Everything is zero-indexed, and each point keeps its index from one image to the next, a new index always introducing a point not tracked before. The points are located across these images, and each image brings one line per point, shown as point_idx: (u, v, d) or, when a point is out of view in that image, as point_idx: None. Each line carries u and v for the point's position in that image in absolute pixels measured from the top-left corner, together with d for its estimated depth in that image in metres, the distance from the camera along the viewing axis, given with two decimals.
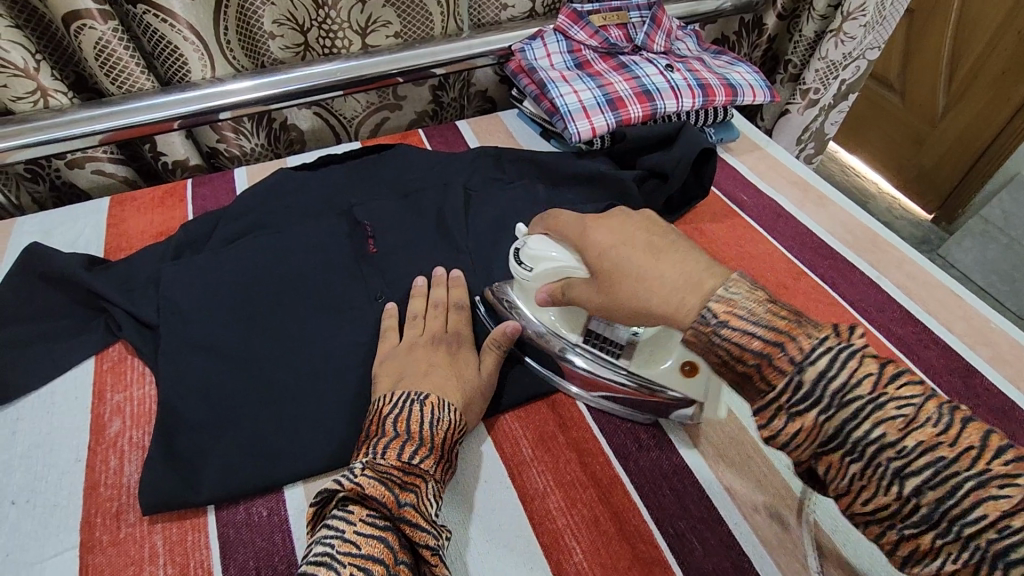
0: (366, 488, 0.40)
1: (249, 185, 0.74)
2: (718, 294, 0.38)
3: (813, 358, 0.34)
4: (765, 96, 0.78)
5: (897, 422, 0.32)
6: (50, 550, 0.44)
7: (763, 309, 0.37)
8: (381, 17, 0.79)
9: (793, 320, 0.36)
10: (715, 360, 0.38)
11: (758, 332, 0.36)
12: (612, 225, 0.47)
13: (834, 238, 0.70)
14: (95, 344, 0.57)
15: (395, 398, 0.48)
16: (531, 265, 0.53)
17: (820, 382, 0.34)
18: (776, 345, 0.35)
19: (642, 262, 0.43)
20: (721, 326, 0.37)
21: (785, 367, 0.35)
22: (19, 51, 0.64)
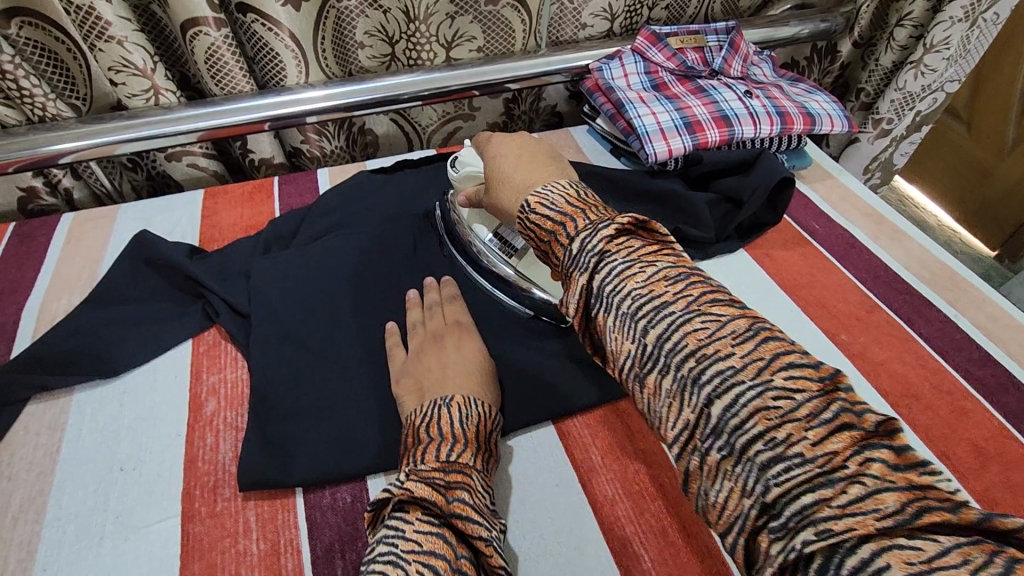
0: (415, 490, 0.42)
1: (332, 186, 0.78)
2: (535, 192, 0.46)
3: (579, 234, 0.40)
4: (843, 125, 0.78)
5: (774, 414, 0.31)
6: (155, 516, 0.48)
7: (563, 198, 0.44)
8: (466, 32, 0.82)
9: (581, 208, 0.43)
10: (535, 244, 0.46)
11: (552, 216, 0.43)
12: (506, 145, 0.56)
13: (909, 273, 0.70)
14: (193, 327, 0.61)
15: (424, 408, 0.50)
16: (460, 169, 0.63)
17: (584, 255, 0.39)
18: (560, 225, 0.42)
19: (513, 165, 0.53)
20: (530, 213, 0.45)
21: (563, 241, 0.42)
22: (140, 53, 0.69)
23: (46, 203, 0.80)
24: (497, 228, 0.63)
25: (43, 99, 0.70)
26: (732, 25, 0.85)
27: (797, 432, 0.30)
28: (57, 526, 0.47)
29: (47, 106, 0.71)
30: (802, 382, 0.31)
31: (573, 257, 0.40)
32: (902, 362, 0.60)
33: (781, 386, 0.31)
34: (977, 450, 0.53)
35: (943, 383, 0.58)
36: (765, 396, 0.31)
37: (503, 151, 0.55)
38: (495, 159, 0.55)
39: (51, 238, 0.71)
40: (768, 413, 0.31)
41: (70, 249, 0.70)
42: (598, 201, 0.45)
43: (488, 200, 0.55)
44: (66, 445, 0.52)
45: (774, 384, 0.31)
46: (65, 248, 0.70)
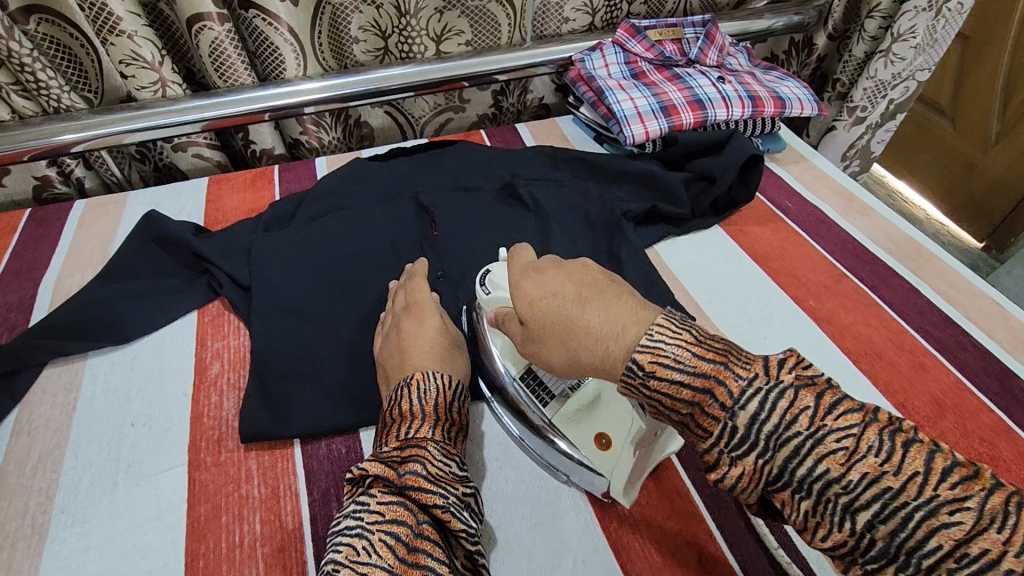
0: (370, 468, 0.44)
1: (329, 171, 0.82)
2: (644, 344, 0.38)
3: (744, 401, 0.34)
4: (812, 109, 0.82)
5: (840, 456, 0.32)
6: (164, 465, 0.52)
7: (687, 350, 0.37)
8: (455, 26, 0.87)
9: (721, 360, 0.37)
10: (658, 411, 0.39)
11: (685, 380, 0.37)
12: (551, 275, 0.46)
13: (875, 245, 0.74)
14: (198, 300, 0.66)
15: (391, 391, 0.52)
16: (489, 288, 0.54)
17: (755, 426, 0.34)
18: (707, 393, 0.36)
19: (580, 311, 0.42)
20: (649, 378, 0.38)
21: (719, 413, 0.35)
22: (149, 47, 0.73)
23: (59, 192, 0.84)
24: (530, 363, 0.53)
25: (58, 92, 0.74)
26: (708, 17, 0.90)
27: (873, 467, 0.32)
28: (74, 474, 0.51)
29: (61, 98, 0.75)
30: (849, 418, 0.33)
31: (734, 436, 0.35)
32: (865, 325, 0.64)
33: (836, 427, 0.33)
34: (934, 402, 0.56)
35: (904, 343, 0.62)
36: (826, 440, 0.33)
37: (552, 288, 0.45)
38: (540, 290, 0.45)
39: (64, 222, 0.75)
40: (834, 456, 0.32)
41: (82, 232, 0.74)
42: (722, 342, 0.39)
43: (537, 343, 0.45)
44: (80, 405, 0.56)
45: (827, 428, 0.33)
46: (77, 231, 0.74)
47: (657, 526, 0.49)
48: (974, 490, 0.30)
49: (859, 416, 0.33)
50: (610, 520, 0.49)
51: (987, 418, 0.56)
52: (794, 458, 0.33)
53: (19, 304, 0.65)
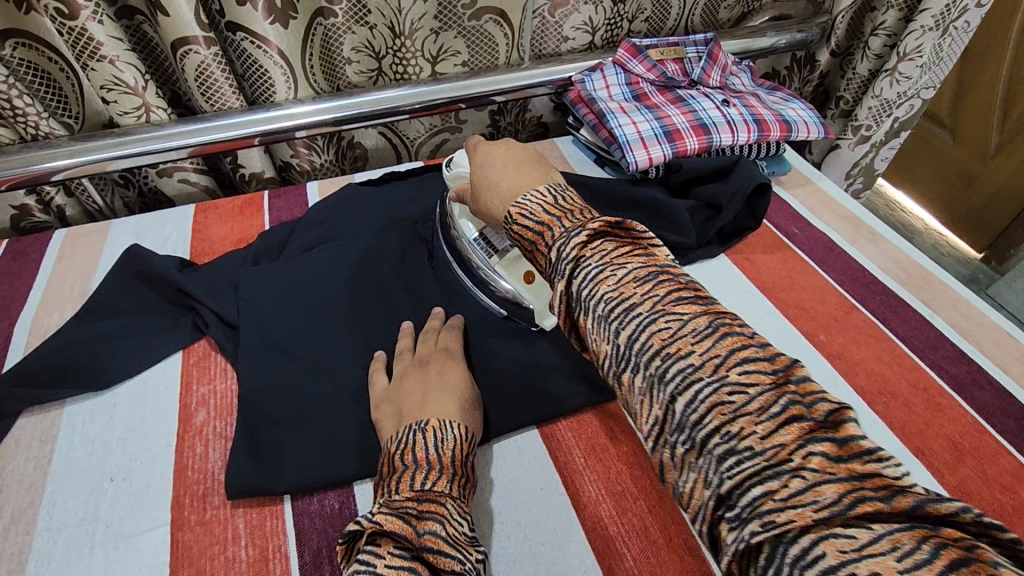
0: (384, 523, 0.40)
1: (322, 198, 0.79)
2: (517, 201, 0.46)
3: (557, 242, 0.41)
4: (818, 131, 0.80)
5: (727, 408, 0.32)
6: (144, 525, 0.48)
7: (542, 206, 0.44)
8: (451, 47, 0.84)
9: (559, 215, 0.43)
10: (521, 249, 0.46)
11: (533, 226, 0.44)
12: (497, 150, 0.54)
13: (885, 274, 0.71)
14: (183, 339, 0.62)
15: (400, 435, 0.49)
16: (454, 166, 0.64)
17: (586, 292, 0.38)
18: (541, 232, 0.43)
19: (501, 173, 0.51)
20: (512, 224, 0.46)
21: (546, 250, 0.42)
22: (132, 71, 0.70)
23: (39, 220, 0.81)
24: (483, 227, 0.63)
25: (36, 118, 0.71)
26: (710, 37, 0.88)
27: (749, 426, 0.31)
28: (48, 537, 0.48)
29: (40, 124, 0.72)
30: (754, 375, 0.32)
31: (559, 263, 0.40)
32: (880, 362, 0.61)
33: None
34: (954, 445, 0.54)
35: (920, 381, 0.60)
36: (720, 391, 0.32)
37: (491, 159, 0.53)
38: (484, 160, 0.54)
39: (43, 255, 0.72)
40: (722, 407, 0.32)
41: (61, 265, 0.71)
42: (579, 205, 0.45)
43: (477, 206, 0.54)
44: (57, 457, 0.53)
45: (728, 379, 0.33)
46: (57, 264, 0.71)
47: None
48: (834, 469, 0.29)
49: (770, 377, 0.32)
50: None
51: (1009, 463, 0.53)
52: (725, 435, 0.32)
53: None
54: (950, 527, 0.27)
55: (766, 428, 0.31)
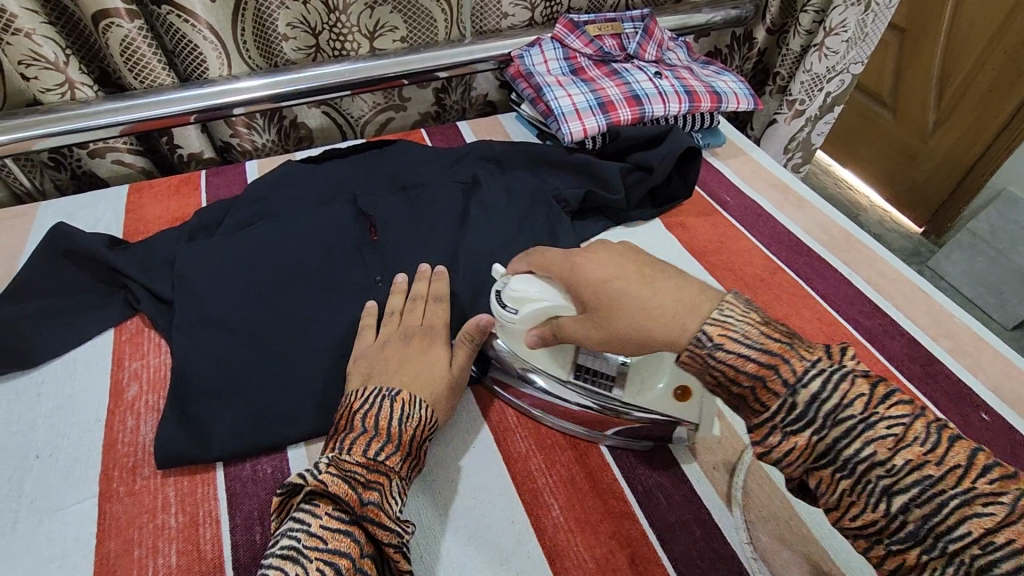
0: (329, 485, 0.42)
1: (260, 176, 0.78)
2: (714, 317, 0.40)
3: (806, 380, 0.37)
4: (749, 103, 0.82)
5: (888, 441, 0.35)
6: (71, 499, 0.48)
7: (756, 330, 0.40)
8: (388, 22, 0.84)
9: (786, 340, 0.39)
10: (716, 384, 0.41)
11: (752, 355, 0.39)
12: (613, 257, 0.48)
13: (810, 238, 0.75)
14: (115, 316, 0.62)
15: (367, 394, 0.49)
16: (516, 307, 0.51)
17: (813, 404, 0.36)
18: (771, 368, 0.38)
19: (640, 301, 0.44)
20: (716, 348, 0.40)
21: (780, 388, 0.37)
22: (51, 46, 0.68)
23: None
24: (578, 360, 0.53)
25: None
26: (646, 12, 0.90)
27: (917, 455, 0.34)
28: None
29: None
30: (777, 335, 0.39)
31: (790, 412, 0.37)
32: (799, 317, 0.64)
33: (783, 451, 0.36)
34: None
35: (836, 334, 0.63)
36: (877, 425, 0.35)
37: (617, 272, 0.46)
38: (587, 274, 0.47)
39: None
40: (883, 441, 0.35)
41: None
42: (779, 324, 0.41)
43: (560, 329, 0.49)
44: None
45: (880, 415, 0.35)
46: None
47: (591, 529, 0.48)
48: (1010, 489, 0.33)
49: (909, 407, 0.36)
50: (545, 528, 0.48)
51: None
52: (844, 437, 0.35)
53: None
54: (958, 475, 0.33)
55: (933, 456, 0.34)
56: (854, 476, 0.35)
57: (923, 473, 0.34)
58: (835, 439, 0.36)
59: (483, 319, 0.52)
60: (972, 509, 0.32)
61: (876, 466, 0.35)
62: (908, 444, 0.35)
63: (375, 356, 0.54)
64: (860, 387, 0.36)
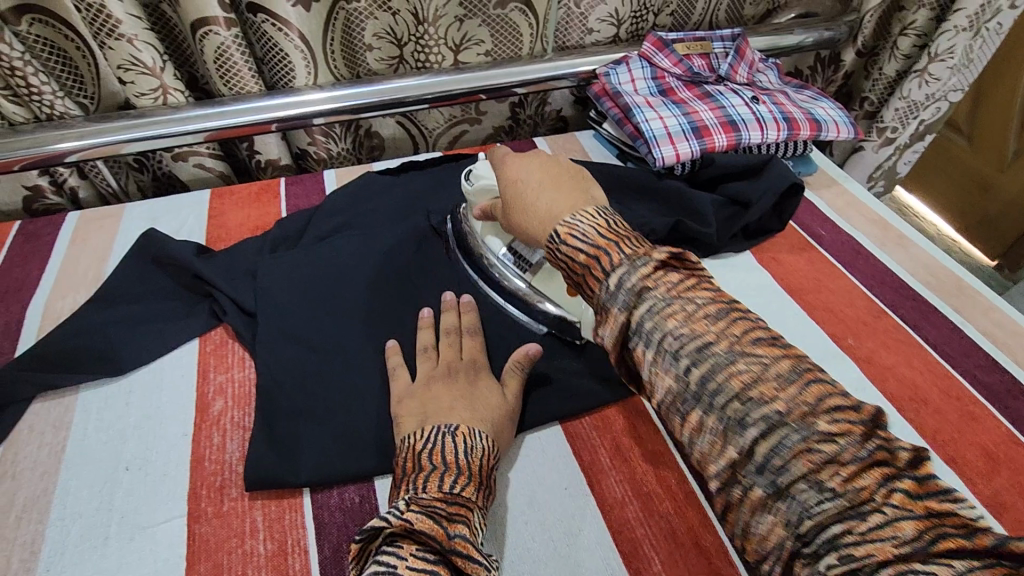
0: (414, 522, 0.39)
1: (339, 187, 0.78)
2: (565, 220, 0.43)
3: (616, 270, 0.39)
4: (849, 132, 0.78)
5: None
6: (161, 517, 0.47)
7: (594, 229, 0.42)
8: (474, 35, 0.82)
9: (614, 240, 0.41)
10: (568, 275, 0.43)
11: (585, 249, 0.41)
12: (531, 162, 0.52)
13: (915, 280, 0.70)
14: (200, 327, 0.61)
15: (427, 433, 0.47)
16: (473, 182, 0.62)
17: (620, 291, 0.38)
18: (594, 259, 0.40)
19: (539, 194, 0.48)
20: (559, 244, 0.43)
21: (600, 277, 0.40)
22: (150, 52, 0.69)
23: (51, 202, 0.79)
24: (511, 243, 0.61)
25: (52, 97, 0.69)
26: (738, 32, 0.86)
27: (769, 391, 0.33)
28: (61, 526, 0.46)
29: (55, 104, 0.70)
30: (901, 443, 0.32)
31: (602, 293, 0.39)
32: (909, 368, 0.60)
33: (745, 353, 0.35)
34: (988, 455, 0.53)
35: (952, 389, 0.58)
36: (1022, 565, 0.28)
37: (526, 174, 0.50)
38: (516, 172, 0.51)
39: (56, 237, 0.70)
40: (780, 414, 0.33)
41: (74, 248, 0.69)
42: (632, 229, 0.42)
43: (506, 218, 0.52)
44: (72, 443, 0.52)
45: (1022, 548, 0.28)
46: (70, 248, 0.69)
47: None
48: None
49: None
50: None
51: None
52: (710, 372, 0.35)
53: (6, 328, 0.60)
54: (930, 499, 0.30)
55: (826, 428, 0.32)
56: (721, 414, 0.34)
57: (774, 410, 0.33)
58: (703, 373, 0.35)
59: (532, 347, 0.55)
60: (811, 450, 0.31)
61: (734, 399, 0.34)
62: (765, 387, 0.34)
63: (467, 389, 0.52)
64: (709, 309, 0.37)
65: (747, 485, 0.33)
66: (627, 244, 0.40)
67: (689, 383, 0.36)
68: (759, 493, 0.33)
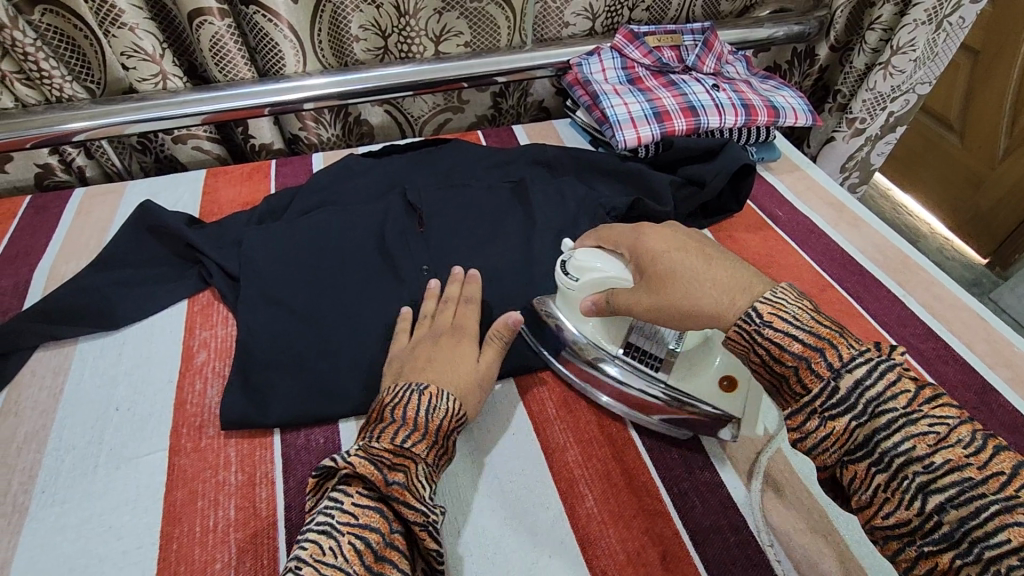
0: (356, 467, 0.43)
1: (324, 167, 0.83)
2: (766, 297, 0.42)
3: (851, 365, 0.38)
4: (807, 119, 0.81)
5: (929, 439, 0.36)
6: (145, 449, 0.53)
7: (807, 313, 0.41)
8: (454, 27, 0.87)
9: (835, 330, 0.40)
10: (764, 363, 0.42)
11: (800, 336, 0.40)
12: (670, 236, 0.50)
13: (863, 256, 0.74)
14: (189, 289, 0.66)
15: (397, 388, 0.49)
16: (578, 275, 0.54)
17: (858, 390, 0.38)
18: (818, 349, 0.39)
19: (697, 271, 0.46)
20: (762, 326, 0.41)
21: (826, 371, 0.39)
22: (150, 40, 0.75)
23: (60, 179, 0.86)
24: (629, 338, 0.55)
25: (61, 81, 0.75)
26: (706, 25, 0.90)
27: (958, 456, 0.35)
28: (57, 455, 0.52)
29: (64, 87, 0.76)
30: (946, 410, 0.37)
31: (831, 393, 0.38)
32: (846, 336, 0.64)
33: (929, 414, 0.37)
34: None
35: None
36: (920, 422, 0.36)
37: (657, 247, 0.49)
38: (649, 242, 0.50)
39: (63, 209, 0.76)
40: (1019, 529, 0.32)
41: (80, 219, 0.75)
42: (843, 321, 0.42)
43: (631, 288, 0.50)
44: (69, 387, 0.57)
45: (923, 412, 0.37)
46: (75, 219, 0.75)
47: (623, 524, 0.49)
48: None
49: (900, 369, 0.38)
50: (578, 517, 0.49)
51: None
52: (883, 431, 0.37)
53: (15, 288, 0.66)
54: None
55: None
56: (890, 471, 0.36)
57: (960, 474, 0.35)
58: (873, 432, 0.37)
59: (512, 317, 0.56)
60: (1011, 517, 0.33)
61: (913, 462, 0.36)
62: None
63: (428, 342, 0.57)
64: (905, 382, 0.38)
65: (930, 550, 0.35)
66: (843, 338, 0.40)
67: (854, 434, 0.38)
68: (949, 559, 0.34)
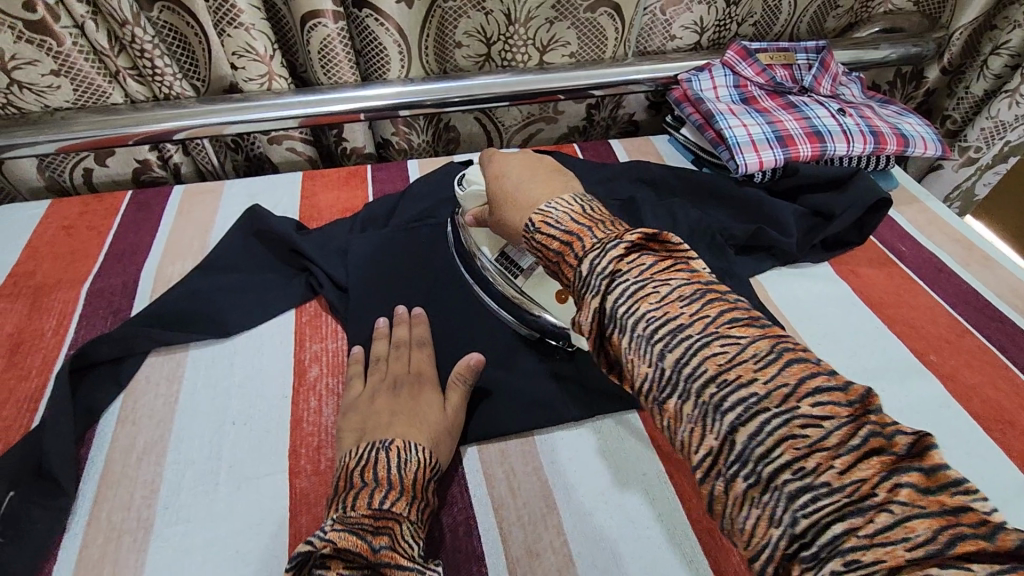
0: (338, 541, 0.39)
1: (422, 175, 0.81)
2: (540, 208, 0.44)
3: (588, 255, 0.39)
4: (936, 149, 0.77)
5: (800, 441, 0.30)
6: (265, 469, 0.51)
7: (568, 215, 0.43)
8: (563, 37, 0.84)
9: (588, 226, 0.41)
10: (546, 264, 0.44)
11: (559, 236, 0.42)
12: (517, 161, 0.53)
13: (1000, 300, 0.69)
14: (297, 297, 0.65)
15: (360, 449, 0.47)
16: (466, 186, 0.58)
17: (604, 296, 0.37)
18: (568, 245, 0.41)
19: (518, 189, 0.50)
20: (535, 233, 0.44)
21: (574, 262, 0.41)
22: (263, 40, 0.74)
23: (157, 175, 0.85)
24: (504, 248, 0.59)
25: (171, 79, 0.75)
26: (822, 44, 0.86)
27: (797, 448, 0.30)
28: (176, 470, 0.50)
29: (173, 84, 0.75)
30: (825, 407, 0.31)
31: (583, 283, 0.39)
32: (993, 389, 0.59)
33: (805, 412, 0.31)
34: None
35: None
36: (713, 344, 0.34)
37: (508, 170, 0.52)
38: (501, 168, 0.53)
39: (164, 208, 0.76)
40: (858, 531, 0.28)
41: (182, 218, 0.74)
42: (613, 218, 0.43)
43: (491, 217, 0.53)
44: (183, 396, 0.56)
45: (718, 334, 0.34)
46: (178, 218, 0.74)
47: None
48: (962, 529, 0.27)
49: (758, 330, 0.34)
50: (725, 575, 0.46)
51: None
52: (736, 420, 0.32)
53: (124, 287, 0.65)
54: None
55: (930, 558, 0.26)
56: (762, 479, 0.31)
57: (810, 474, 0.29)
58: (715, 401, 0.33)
59: (473, 358, 0.55)
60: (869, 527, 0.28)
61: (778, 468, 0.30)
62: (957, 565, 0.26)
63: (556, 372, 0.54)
64: (706, 309, 0.35)
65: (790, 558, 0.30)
66: (598, 231, 0.41)
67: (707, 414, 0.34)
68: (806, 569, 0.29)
